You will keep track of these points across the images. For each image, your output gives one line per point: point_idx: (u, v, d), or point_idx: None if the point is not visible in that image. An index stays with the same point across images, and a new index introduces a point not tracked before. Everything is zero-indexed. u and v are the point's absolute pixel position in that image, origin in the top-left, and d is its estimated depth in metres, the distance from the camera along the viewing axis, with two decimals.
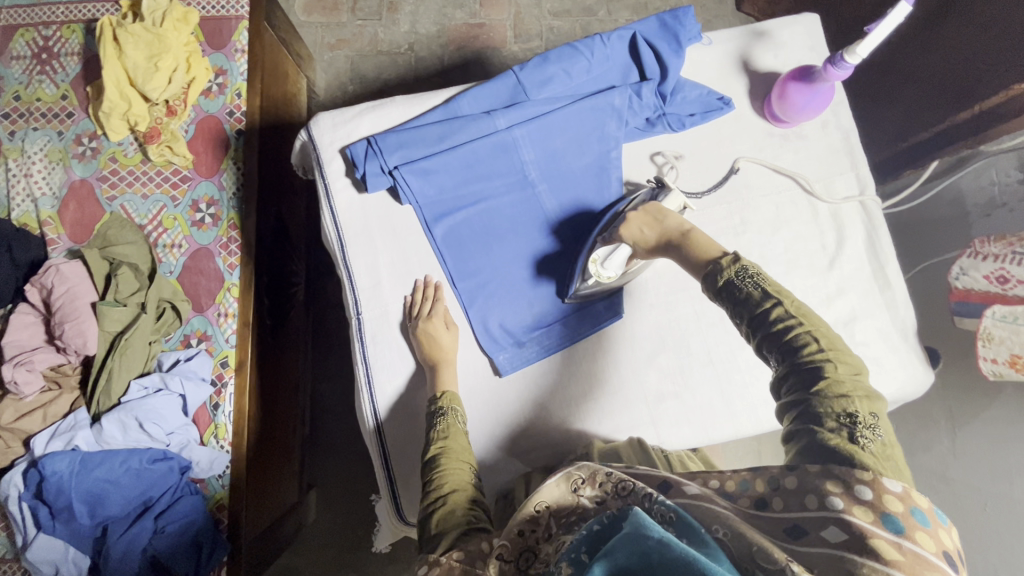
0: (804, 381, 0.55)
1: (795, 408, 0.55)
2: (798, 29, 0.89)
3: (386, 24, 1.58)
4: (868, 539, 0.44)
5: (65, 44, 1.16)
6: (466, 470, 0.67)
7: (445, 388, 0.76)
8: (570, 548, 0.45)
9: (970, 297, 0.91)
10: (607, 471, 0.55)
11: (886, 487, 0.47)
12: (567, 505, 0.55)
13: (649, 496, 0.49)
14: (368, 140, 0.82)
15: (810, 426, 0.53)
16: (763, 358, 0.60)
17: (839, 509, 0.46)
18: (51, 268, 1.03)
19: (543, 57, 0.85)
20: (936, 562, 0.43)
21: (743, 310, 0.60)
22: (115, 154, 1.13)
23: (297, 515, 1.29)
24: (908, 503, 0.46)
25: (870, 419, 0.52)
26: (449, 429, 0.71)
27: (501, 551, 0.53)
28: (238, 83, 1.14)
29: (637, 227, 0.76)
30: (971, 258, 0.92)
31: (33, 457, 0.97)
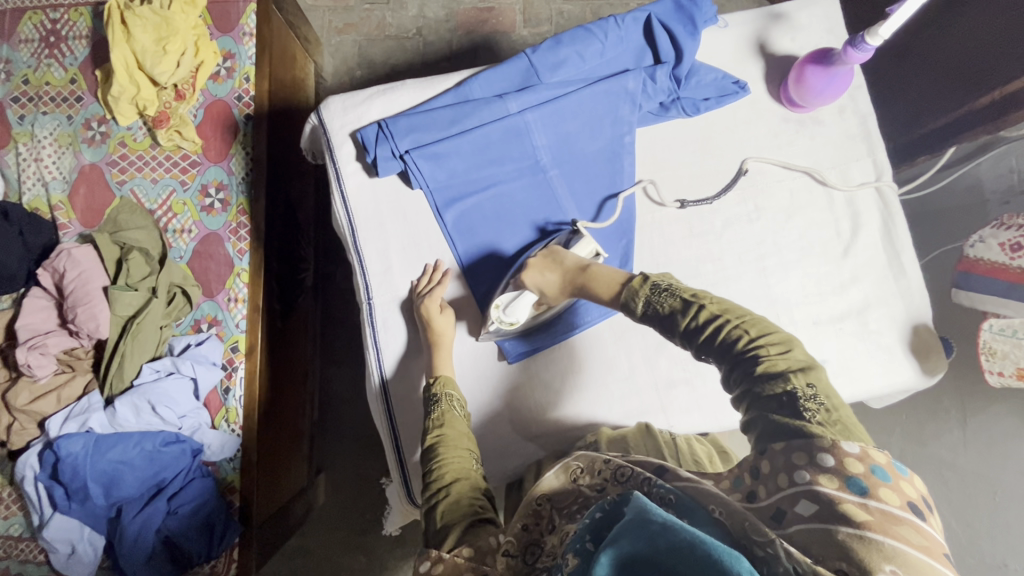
0: (743, 373, 0.53)
1: (742, 398, 0.54)
2: (816, 11, 0.87)
3: (394, 8, 1.56)
4: (836, 505, 0.44)
5: (73, 28, 1.15)
6: (469, 457, 0.67)
7: (439, 372, 0.77)
8: (576, 537, 0.45)
9: (977, 266, 0.91)
10: (605, 459, 0.57)
11: (846, 450, 0.46)
12: (568, 492, 0.57)
13: (648, 480, 0.51)
14: (378, 124, 0.81)
15: (761, 413, 0.52)
16: (703, 361, 0.58)
17: (807, 481, 0.46)
18: (62, 253, 1.04)
19: (556, 40, 0.84)
20: (903, 515, 0.43)
21: (670, 313, 0.58)
22: (124, 138, 1.13)
23: (307, 498, 1.30)
24: (867, 462, 0.46)
25: (811, 390, 0.51)
26: (444, 417, 0.71)
27: (508, 547, 0.54)
28: (246, 67, 1.13)
29: (538, 272, 0.76)
30: (993, 228, 0.90)
31: (48, 438, 0.99)
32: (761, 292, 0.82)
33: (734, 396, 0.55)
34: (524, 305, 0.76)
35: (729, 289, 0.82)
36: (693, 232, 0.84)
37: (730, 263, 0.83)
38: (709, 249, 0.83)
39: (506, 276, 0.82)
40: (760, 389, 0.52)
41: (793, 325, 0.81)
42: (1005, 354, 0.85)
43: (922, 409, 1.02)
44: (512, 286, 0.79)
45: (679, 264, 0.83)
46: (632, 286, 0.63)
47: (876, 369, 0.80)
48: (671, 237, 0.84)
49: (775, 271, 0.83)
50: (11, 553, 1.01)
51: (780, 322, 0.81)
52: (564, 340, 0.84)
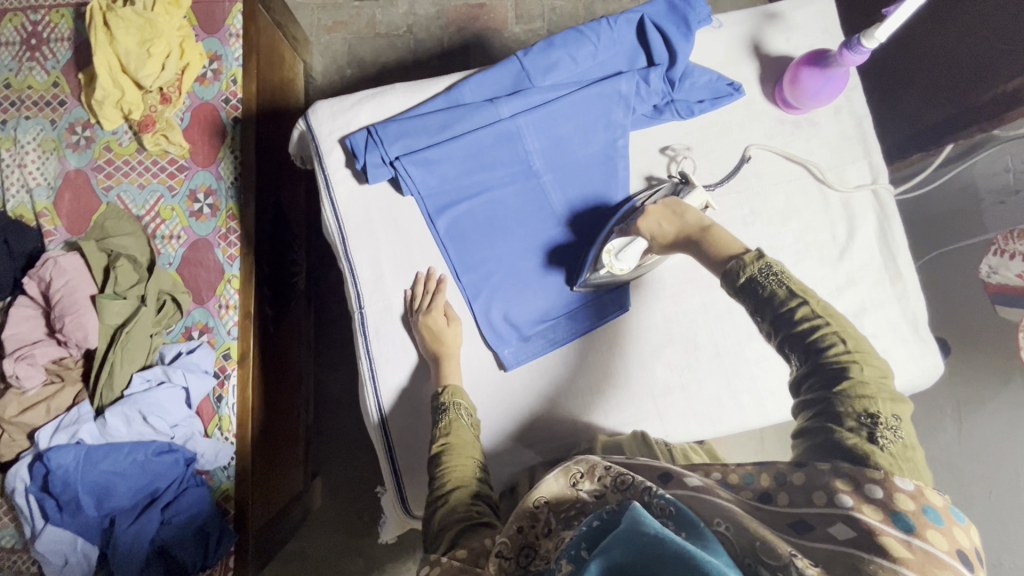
0: (825, 382, 0.54)
1: (811, 405, 0.55)
2: (810, 11, 0.86)
3: (384, 5, 1.54)
4: (876, 535, 0.43)
5: (54, 29, 1.12)
6: (473, 467, 0.66)
7: (447, 382, 0.76)
8: (571, 544, 0.44)
9: (1004, 293, 0.89)
10: (606, 465, 0.54)
11: (897, 485, 0.46)
12: (566, 498, 0.54)
13: (648, 489, 0.48)
14: (368, 129, 0.80)
15: (829, 425, 0.52)
16: (784, 358, 0.58)
17: (848, 506, 0.46)
18: (49, 261, 1.02)
19: (548, 42, 0.82)
20: (949, 561, 0.42)
21: (767, 304, 0.58)
22: (110, 143, 1.11)
23: (303, 503, 1.30)
24: (920, 501, 0.45)
25: (891, 419, 0.52)
26: (451, 425, 0.70)
27: (502, 548, 0.52)
28: (234, 69, 1.11)
29: (654, 220, 0.74)
30: (998, 256, 0.90)
31: (38, 450, 0.97)
32: None
33: (803, 403, 0.56)
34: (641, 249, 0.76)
35: None
36: None
37: None
38: None
39: (591, 251, 0.80)
40: (839, 404, 0.53)
41: None
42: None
43: (919, 409, 1.02)
44: (617, 234, 0.78)
45: None
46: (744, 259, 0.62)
47: None
48: None
49: None
50: (3, 565, 1.00)
51: None
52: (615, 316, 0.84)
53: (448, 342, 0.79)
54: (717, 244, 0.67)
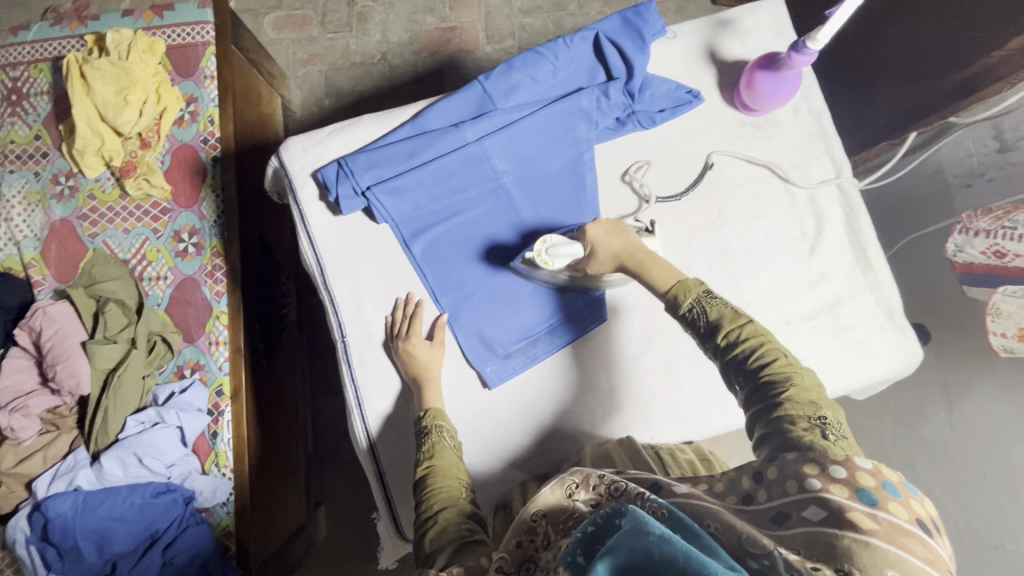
0: (768, 393, 0.57)
1: (760, 416, 0.57)
2: (762, 15, 0.88)
3: (357, 35, 1.57)
4: (844, 512, 0.45)
5: (33, 84, 1.15)
6: (459, 485, 0.67)
7: (429, 405, 0.76)
8: (566, 551, 0.45)
9: (971, 269, 0.90)
10: (600, 474, 0.54)
11: (858, 464, 0.48)
12: (564, 509, 0.54)
13: (641, 494, 0.48)
14: (338, 162, 0.81)
15: (783, 428, 0.54)
16: (731, 383, 0.61)
17: (818, 489, 0.47)
18: (38, 311, 1.03)
19: (508, 65, 0.84)
20: (910, 528, 0.44)
21: (713, 326, 0.62)
22: (93, 191, 1.12)
23: (307, 533, 1.30)
24: (879, 477, 0.48)
25: (836, 423, 0.54)
26: (435, 448, 0.71)
27: (501, 563, 0.54)
28: (210, 110, 1.13)
29: (603, 232, 0.76)
30: (963, 234, 0.91)
31: (36, 500, 0.98)
32: (733, 298, 0.82)
33: (754, 418, 0.58)
34: (567, 257, 0.77)
35: None
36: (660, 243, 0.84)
37: (700, 271, 0.83)
38: (677, 259, 0.83)
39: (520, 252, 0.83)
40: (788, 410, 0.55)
41: (767, 327, 0.81)
42: (1010, 314, 0.84)
43: (909, 395, 1.03)
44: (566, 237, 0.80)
45: None
46: (685, 283, 0.66)
47: (851, 365, 0.80)
48: None
49: (744, 275, 0.83)
50: None
51: None
52: (543, 361, 0.84)
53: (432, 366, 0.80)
54: (655, 275, 0.70)
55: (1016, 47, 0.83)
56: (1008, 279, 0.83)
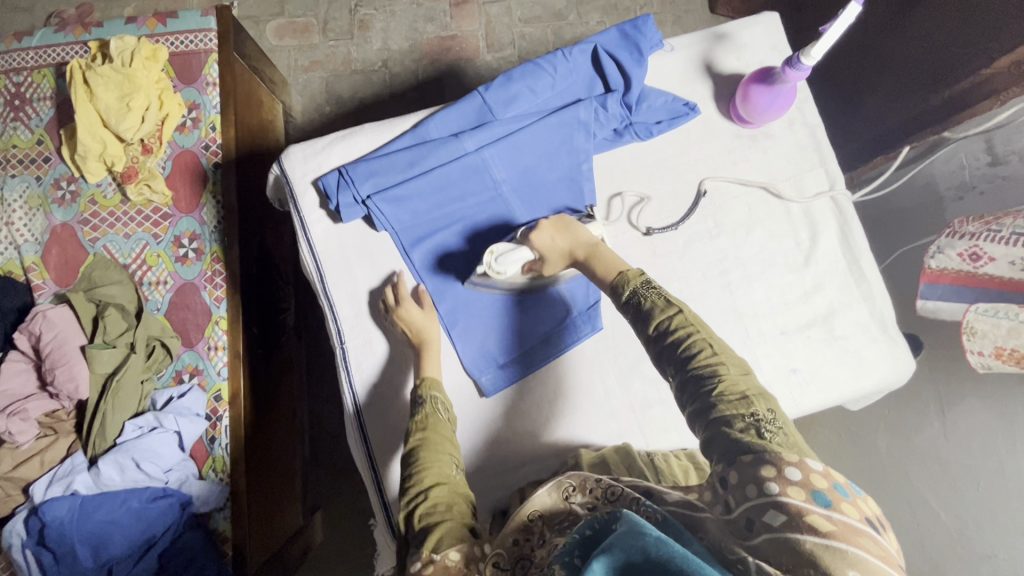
0: (699, 392, 0.57)
1: (699, 416, 0.57)
2: (758, 30, 0.89)
3: (358, 43, 1.59)
4: (803, 516, 0.46)
5: (36, 89, 1.16)
6: (450, 461, 0.68)
7: (426, 374, 0.77)
8: (564, 551, 0.47)
9: (941, 279, 0.93)
10: (596, 479, 0.60)
11: (811, 466, 0.49)
12: (559, 511, 0.59)
13: (637, 499, 0.54)
14: (339, 171, 0.82)
15: (723, 431, 0.54)
16: (666, 377, 0.61)
17: (775, 493, 0.48)
18: (38, 315, 1.04)
19: (507, 76, 0.85)
20: (863, 528, 0.46)
21: (646, 320, 0.62)
22: (95, 196, 1.13)
23: (303, 538, 1.30)
24: (830, 479, 0.49)
25: (770, 416, 0.55)
26: (428, 420, 0.71)
27: (497, 559, 0.56)
28: (212, 117, 1.15)
29: (549, 234, 0.75)
30: (949, 237, 0.92)
31: (33, 504, 0.98)
32: (728, 307, 0.83)
33: (693, 416, 0.57)
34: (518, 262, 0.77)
35: (697, 306, 0.83)
36: (657, 253, 0.85)
37: (696, 280, 0.84)
38: (673, 268, 0.84)
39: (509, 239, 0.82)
40: (722, 407, 0.55)
41: (761, 337, 0.82)
42: (984, 333, 0.84)
43: (902, 406, 1.04)
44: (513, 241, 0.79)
45: None
46: (627, 275, 0.66)
47: (845, 374, 0.81)
48: (636, 258, 0.85)
49: (739, 284, 0.84)
50: None
51: (749, 335, 0.82)
52: (539, 369, 0.85)
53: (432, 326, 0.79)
54: (599, 270, 0.70)
55: (1005, 65, 0.86)
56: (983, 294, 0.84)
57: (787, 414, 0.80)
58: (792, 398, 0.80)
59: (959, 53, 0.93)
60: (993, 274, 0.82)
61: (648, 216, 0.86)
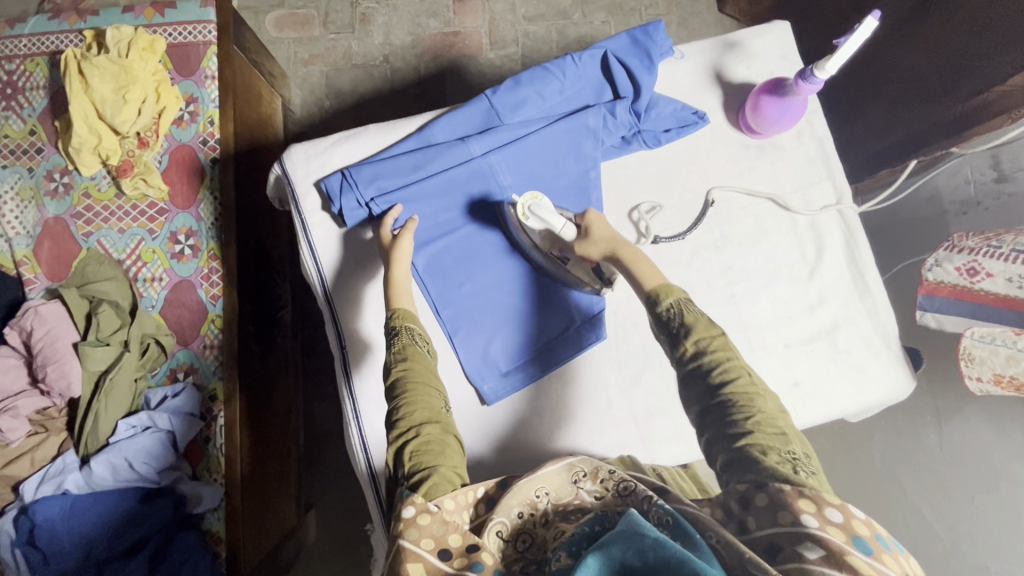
0: (727, 419, 0.60)
1: (727, 441, 0.59)
2: (769, 39, 0.89)
3: (360, 37, 1.56)
4: (842, 555, 0.47)
5: (29, 78, 1.13)
6: (434, 395, 0.69)
7: (397, 307, 0.75)
8: (572, 542, 0.54)
9: (937, 291, 0.90)
10: (608, 470, 0.64)
11: (852, 512, 0.51)
12: (567, 491, 0.64)
13: (648, 498, 0.57)
14: (342, 173, 0.81)
15: (754, 460, 0.57)
16: (692, 399, 0.63)
17: (812, 527, 0.50)
18: (29, 310, 1.02)
19: (515, 80, 0.84)
20: None
21: (681, 342, 0.64)
22: (88, 189, 1.11)
23: (296, 537, 1.29)
24: (872, 528, 0.50)
25: (803, 455, 0.58)
26: (410, 352, 0.71)
27: (501, 528, 0.62)
28: (210, 111, 1.12)
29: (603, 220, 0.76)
30: (947, 251, 0.90)
31: (22, 503, 0.96)
32: (733, 319, 0.82)
33: (718, 442, 0.60)
34: (545, 223, 0.77)
35: None
36: (663, 263, 0.84)
37: (701, 291, 0.83)
38: (679, 279, 0.84)
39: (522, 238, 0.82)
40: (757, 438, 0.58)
41: (765, 349, 0.82)
42: (982, 360, 0.84)
43: (898, 417, 1.05)
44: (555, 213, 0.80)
45: None
46: (660, 295, 0.68)
47: (847, 389, 0.81)
48: None
49: (744, 296, 0.83)
50: None
51: (752, 347, 0.81)
52: (542, 378, 0.85)
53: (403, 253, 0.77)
54: (642, 271, 0.72)
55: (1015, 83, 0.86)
56: (982, 311, 0.83)
57: None
58: (794, 411, 0.80)
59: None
60: (991, 290, 0.82)
61: (656, 225, 0.85)
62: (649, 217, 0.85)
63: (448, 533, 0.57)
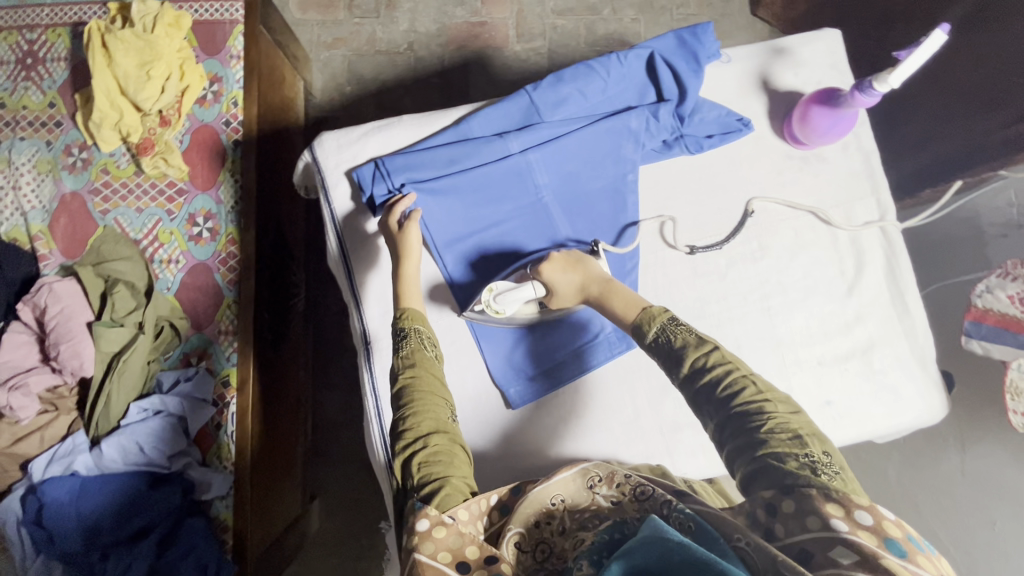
0: (739, 430, 0.57)
1: (743, 455, 0.56)
2: (818, 47, 0.86)
3: (384, 23, 1.53)
4: (876, 558, 0.45)
5: (50, 49, 1.11)
6: (442, 404, 0.68)
7: (406, 306, 0.73)
8: (592, 551, 0.52)
9: (985, 317, 0.92)
10: (624, 474, 0.62)
11: (883, 513, 0.49)
12: (582, 495, 0.63)
13: (668, 503, 0.56)
14: (374, 163, 0.79)
15: (774, 470, 0.54)
16: (700, 414, 0.61)
17: (843, 531, 0.48)
18: (44, 287, 1.00)
19: (558, 77, 0.82)
20: None
21: (678, 353, 0.62)
22: (107, 165, 1.09)
23: (301, 527, 1.28)
24: (904, 528, 0.48)
25: (827, 457, 0.55)
26: (417, 357, 0.69)
27: (519, 540, 0.60)
28: (234, 91, 1.09)
29: (560, 269, 0.75)
30: (999, 278, 0.90)
31: (31, 482, 0.95)
32: (766, 333, 0.81)
33: (732, 457, 0.57)
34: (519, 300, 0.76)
35: (734, 330, 0.81)
36: (697, 272, 0.83)
37: (735, 303, 0.82)
38: (713, 289, 0.82)
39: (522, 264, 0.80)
40: (772, 446, 0.55)
41: (797, 365, 0.80)
42: None
43: (920, 438, 1.04)
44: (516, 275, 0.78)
45: (684, 304, 0.82)
46: (650, 313, 0.67)
47: (880, 411, 0.79)
48: (676, 277, 0.82)
49: (779, 311, 0.82)
50: None
51: (785, 363, 0.80)
52: (568, 383, 0.84)
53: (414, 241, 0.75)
54: (617, 305, 0.71)
55: None
56: None
57: None
58: (825, 431, 0.78)
59: (1021, 84, 0.90)
60: None
61: (686, 235, 0.84)
62: (679, 225, 0.84)
63: (465, 545, 0.55)
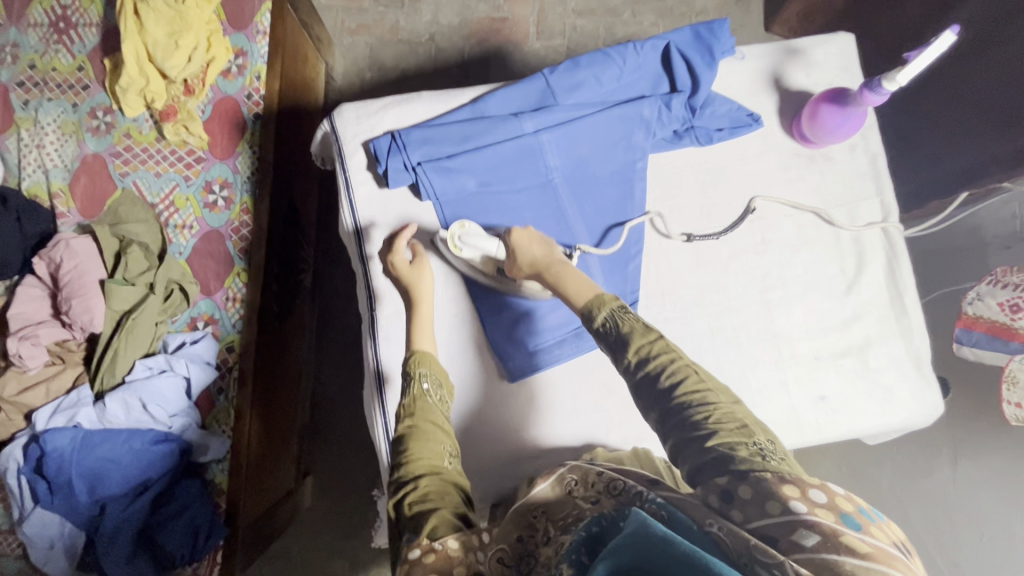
0: (680, 422, 0.56)
1: (688, 447, 0.55)
2: (831, 49, 0.88)
3: (408, 12, 1.56)
4: (836, 535, 0.45)
5: (83, 15, 1.14)
6: (440, 447, 0.66)
7: (416, 348, 0.74)
8: (571, 550, 0.46)
9: (975, 326, 0.90)
10: (598, 472, 0.59)
11: (834, 489, 0.49)
12: (564, 501, 0.58)
13: (640, 493, 0.52)
14: (391, 135, 0.81)
15: (722, 459, 0.53)
16: (643, 407, 0.60)
17: (803, 512, 0.47)
18: (61, 242, 1.02)
19: (575, 62, 0.84)
20: (894, 551, 0.45)
21: (624, 340, 0.62)
22: (130, 130, 1.12)
23: (293, 500, 1.29)
24: (853, 502, 0.49)
25: (771, 445, 0.55)
26: (417, 402, 0.69)
27: (501, 554, 0.55)
28: (258, 65, 1.12)
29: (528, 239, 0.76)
30: (990, 285, 0.90)
31: (35, 431, 0.97)
32: (765, 325, 0.82)
33: (676, 449, 0.56)
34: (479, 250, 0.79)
35: (732, 320, 0.82)
36: (700, 262, 0.84)
37: (736, 294, 0.83)
38: (714, 279, 0.83)
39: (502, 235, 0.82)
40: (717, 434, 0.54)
41: (794, 359, 0.81)
42: None
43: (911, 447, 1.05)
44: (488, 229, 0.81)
45: (685, 292, 0.83)
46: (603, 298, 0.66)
47: (873, 408, 0.80)
48: (678, 265, 0.84)
49: (779, 304, 0.83)
50: None
51: (782, 357, 0.81)
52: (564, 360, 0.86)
53: (417, 281, 0.78)
54: (570, 288, 0.70)
55: None
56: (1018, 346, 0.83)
57: (809, 440, 0.80)
58: (817, 424, 0.79)
59: None
60: None
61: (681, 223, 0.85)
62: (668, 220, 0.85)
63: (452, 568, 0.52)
